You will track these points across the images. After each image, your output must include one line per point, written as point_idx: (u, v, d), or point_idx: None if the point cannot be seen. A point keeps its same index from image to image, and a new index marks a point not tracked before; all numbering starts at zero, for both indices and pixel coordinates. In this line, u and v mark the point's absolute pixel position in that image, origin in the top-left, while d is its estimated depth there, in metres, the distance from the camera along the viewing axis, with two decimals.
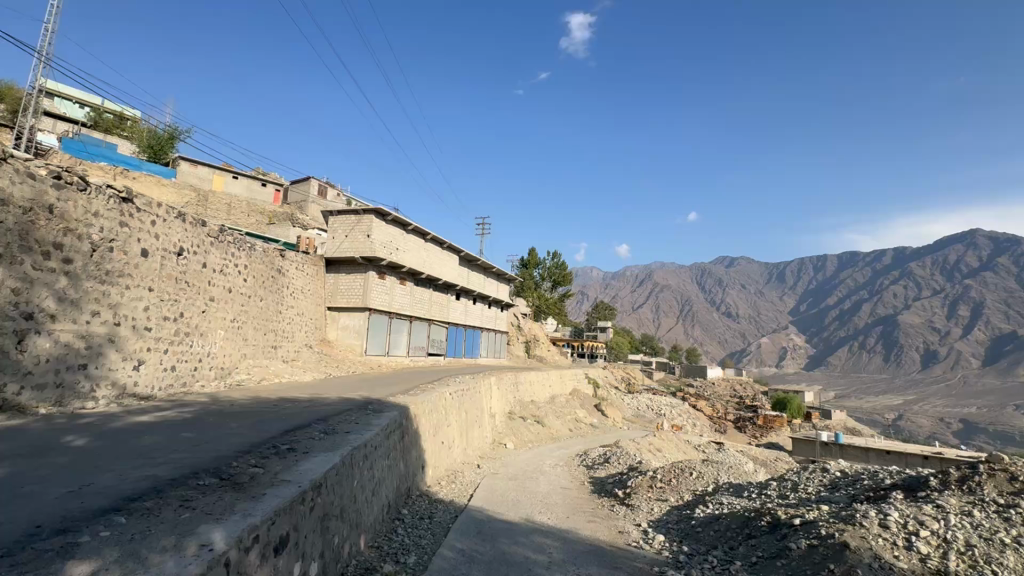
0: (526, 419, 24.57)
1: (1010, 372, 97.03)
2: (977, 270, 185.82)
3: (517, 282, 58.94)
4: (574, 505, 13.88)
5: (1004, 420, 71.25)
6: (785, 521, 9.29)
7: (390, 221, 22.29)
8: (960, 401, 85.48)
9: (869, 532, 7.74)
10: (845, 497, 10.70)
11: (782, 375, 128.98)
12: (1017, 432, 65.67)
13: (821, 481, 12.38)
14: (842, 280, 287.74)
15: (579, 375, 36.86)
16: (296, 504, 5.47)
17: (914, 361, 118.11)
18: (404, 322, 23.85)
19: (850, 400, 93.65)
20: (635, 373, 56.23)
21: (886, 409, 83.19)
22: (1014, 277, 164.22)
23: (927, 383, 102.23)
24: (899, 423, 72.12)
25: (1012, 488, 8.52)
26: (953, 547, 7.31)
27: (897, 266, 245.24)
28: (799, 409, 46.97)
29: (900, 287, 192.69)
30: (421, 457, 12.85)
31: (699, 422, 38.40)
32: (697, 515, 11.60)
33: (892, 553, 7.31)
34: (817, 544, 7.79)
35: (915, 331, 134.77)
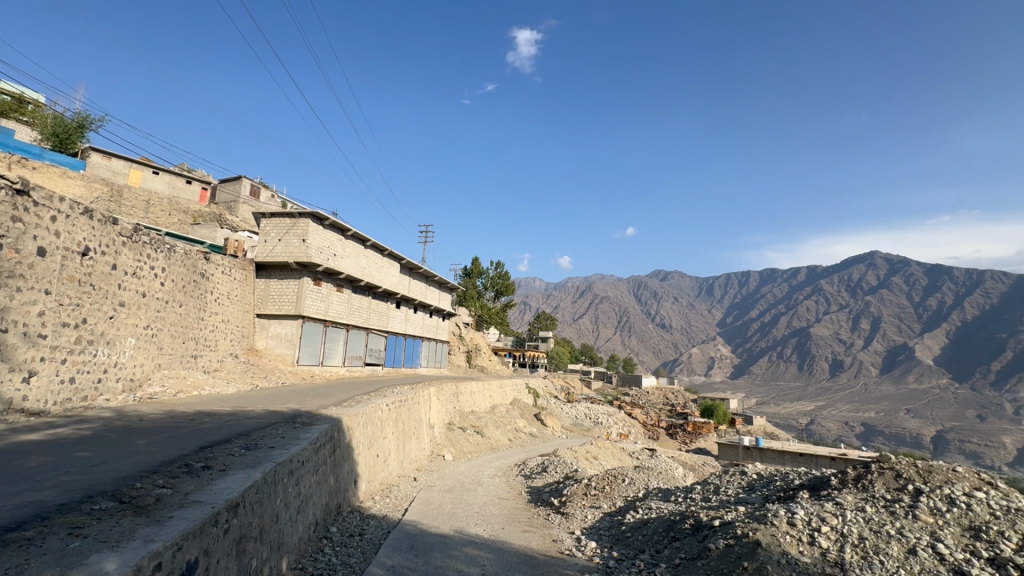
0: (465, 429, 24.36)
1: (902, 380, 108.63)
2: (876, 288, 207.49)
3: (460, 291, 58.69)
4: (510, 515, 13.85)
5: (897, 423, 79.52)
6: (706, 523, 9.79)
7: (328, 225, 21.50)
8: (862, 406, 94.42)
9: (778, 530, 8.33)
10: (760, 497, 11.49)
11: (709, 383, 136.61)
12: (908, 433, 73.36)
13: (741, 483, 13.18)
14: (763, 294, 310.71)
15: (520, 385, 37.11)
16: (207, 526, 5.07)
17: (823, 370, 129.25)
18: (341, 331, 22.97)
19: (769, 407, 100.83)
20: (574, 382, 57.47)
21: (800, 415, 90.15)
22: (905, 295, 184.93)
23: (834, 390, 112.27)
24: (811, 427, 78.59)
25: (897, 484, 9.49)
26: (848, 541, 8.02)
27: (810, 283, 268.31)
28: (724, 416, 49.97)
29: (813, 302, 211.00)
30: (354, 471, 12.37)
31: (634, 429, 39.85)
32: (627, 521, 11.97)
33: (797, 548, 7.97)
34: (733, 543, 8.30)
35: (824, 342, 147.84)
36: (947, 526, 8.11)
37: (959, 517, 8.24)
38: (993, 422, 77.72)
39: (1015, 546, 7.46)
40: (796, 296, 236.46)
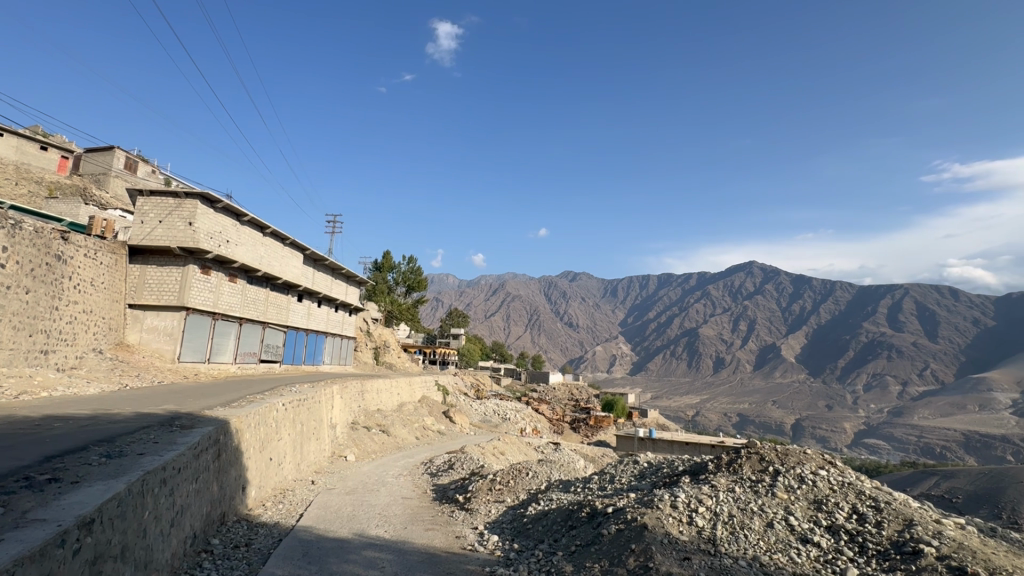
0: (370, 428, 23.45)
1: (771, 375, 123.48)
2: (753, 293, 234.02)
3: (368, 285, 56.42)
4: (414, 515, 13.60)
5: (765, 413, 90.35)
6: (600, 511, 10.37)
7: (221, 208, 19.57)
8: (738, 398, 105.93)
9: (662, 512, 9.07)
10: (648, 484, 12.43)
11: (610, 379, 145.18)
12: (774, 421, 83.64)
13: (633, 472, 14.15)
14: (660, 296, 336.77)
15: (430, 382, 36.59)
16: (50, 548, 4.39)
17: (708, 366, 143.14)
18: (232, 325, 20.98)
19: (662, 400, 109.44)
20: (484, 379, 57.89)
21: (688, 407, 99.00)
22: (775, 301, 210.40)
23: (717, 384, 124.82)
24: (696, 419, 86.55)
25: (761, 465, 10.76)
26: (720, 519, 8.96)
27: (700, 288, 295.44)
28: (622, 410, 53.28)
29: (702, 304, 232.54)
30: (242, 476, 11.40)
31: (540, 424, 41.06)
32: (529, 513, 12.32)
33: (678, 528, 8.74)
34: (623, 528, 8.91)
35: (709, 341, 163.60)
36: (797, 501, 9.35)
37: (807, 492, 9.56)
38: (838, 411, 91.18)
39: (847, 514, 8.82)
40: (688, 298, 259.14)
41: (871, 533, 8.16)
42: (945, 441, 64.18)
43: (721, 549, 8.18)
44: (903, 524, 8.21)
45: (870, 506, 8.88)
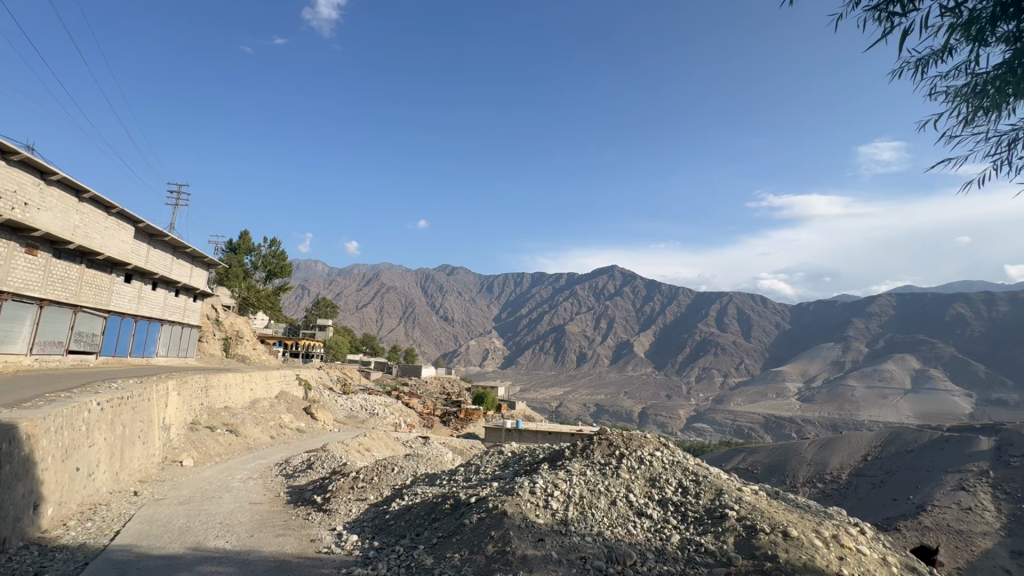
0: (214, 428, 20.83)
1: (624, 369, 136.98)
2: (614, 294, 257.40)
3: (220, 267, 49.90)
4: (263, 521, 12.42)
5: (618, 403, 99.95)
6: (464, 501, 10.57)
7: (15, 162, 15.77)
8: (596, 390, 115.54)
9: (521, 498, 9.59)
10: (510, 472, 13.01)
11: (482, 372, 148.01)
12: (625, 411, 92.89)
13: (498, 461, 14.67)
14: (533, 293, 352.94)
15: (290, 376, 33.65)
16: None
17: (572, 360, 153.71)
18: (29, 308, 17.02)
19: (529, 393, 114.76)
20: (352, 372, 54.94)
21: (552, 399, 105.29)
22: (631, 302, 233.83)
23: (579, 377, 134.77)
24: (560, 410, 92.44)
25: (608, 450, 11.89)
26: (572, 500, 9.73)
27: (568, 287, 316.00)
28: (492, 402, 54.68)
29: (570, 302, 249.03)
30: (34, 492, 9.31)
31: (410, 418, 40.33)
32: (392, 509, 12.05)
33: (535, 513, 9.30)
34: (484, 516, 9.23)
35: (574, 337, 175.71)
36: (636, 480, 10.56)
37: (645, 472, 10.83)
38: (675, 399, 104.54)
39: (674, 488, 10.20)
40: (557, 297, 275.26)
41: (691, 502, 9.53)
42: (752, 424, 77.45)
43: (572, 529, 8.88)
44: (714, 492, 9.74)
45: (692, 480, 10.37)
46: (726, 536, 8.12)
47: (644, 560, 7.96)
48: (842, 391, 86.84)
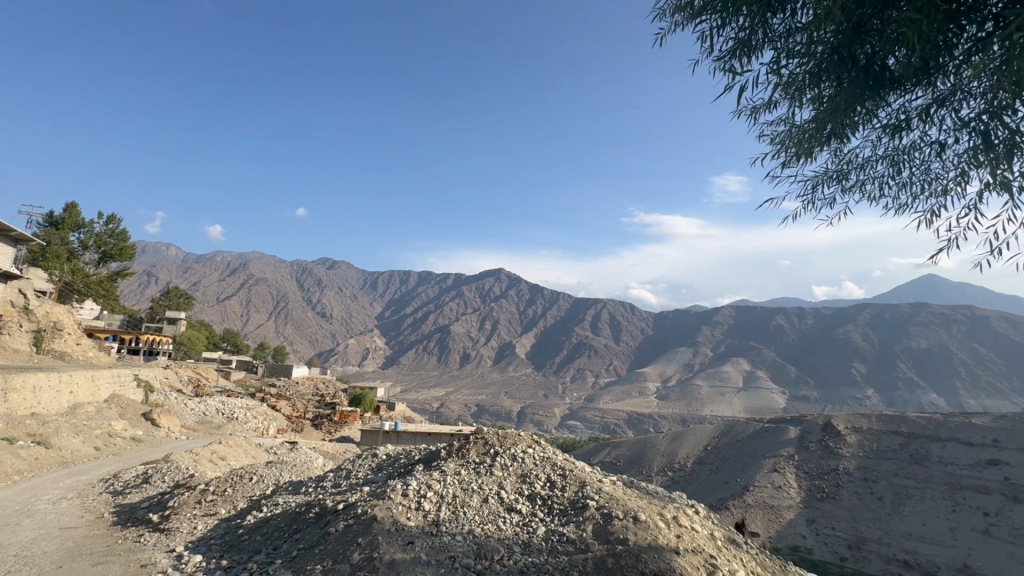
0: (14, 441, 17.00)
1: (505, 370, 140.51)
2: (499, 296, 263.22)
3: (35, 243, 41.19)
4: (78, 548, 10.46)
5: (499, 403, 102.25)
6: (330, 508, 9.98)
7: None
8: (478, 390, 116.92)
9: (393, 502, 9.38)
10: (383, 476, 12.59)
11: (361, 372, 141.18)
12: (505, 410, 95.40)
13: (371, 465, 14.07)
14: (418, 291, 346.45)
15: (127, 377, 28.83)
16: None
17: (454, 361, 153.64)
18: None
19: (410, 394, 112.23)
20: (206, 372, 48.72)
21: (433, 400, 104.13)
22: (515, 304, 241.20)
23: (462, 377, 135.24)
24: (441, 410, 91.85)
25: (483, 449, 12.11)
26: (445, 501, 9.72)
27: (454, 287, 315.96)
28: (370, 404, 52.25)
29: (455, 302, 248.95)
30: None
31: (275, 422, 36.97)
32: (247, 523, 10.92)
33: (406, 516, 9.12)
34: (352, 523, 8.83)
35: (459, 337, 176.06)
36: (508, 476, 10.88)
37: (516, 468, 11.21)
38: (551, 399, 109.92)
39: (543, 483, 10.69)
40: (443, 297, 273.49)
41: (557, 495, 10.07)
42: (617, 420, 84.49)
43: (442, 529, 8.85)
44: (578, 484, 10.40)
45: (559, 474, 10.98)
46: (585, 524, 8.74)
47: (511, 553, 8.20)
48: (691, 390, 98.72)
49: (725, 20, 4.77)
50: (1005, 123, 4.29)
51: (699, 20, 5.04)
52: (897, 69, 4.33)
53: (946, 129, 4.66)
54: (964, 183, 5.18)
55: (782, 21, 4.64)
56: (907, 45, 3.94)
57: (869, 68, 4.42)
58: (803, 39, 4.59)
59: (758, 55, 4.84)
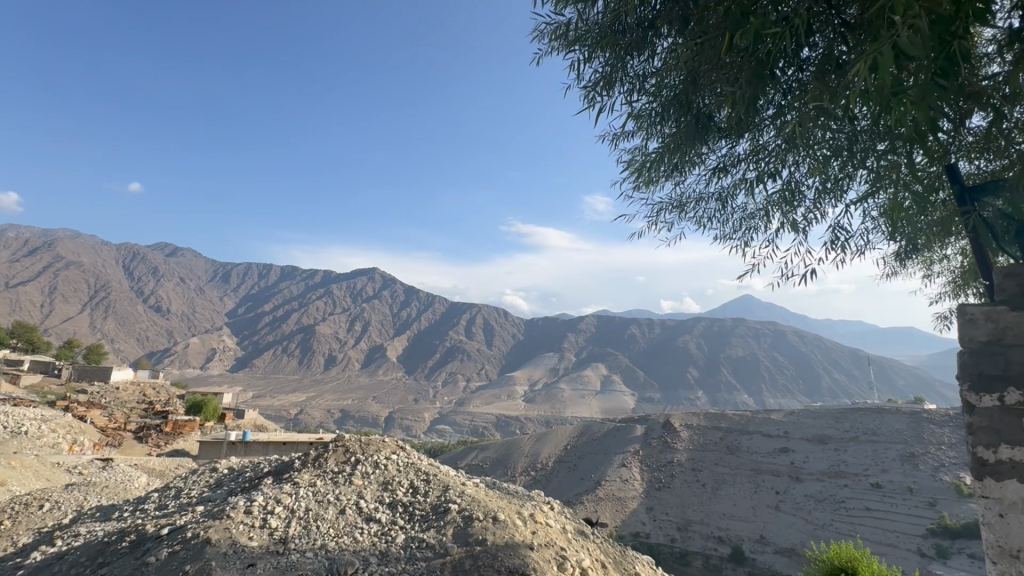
0: None
1: (374, 374, 134.70)
2: (372, 296, 252.38)
3: None
4: None
5: (365, 408, 97.60)
6: (150, 534, 8.59)
7: None
8: (343, 395, 110.31)
9: (232, 522, 8.44)
10: (223, 492, 11.19)
11: (204, 376, 124.15)
12: (372, 415, 91.35)
13: (208, 482, 12.40)
14: (280, 285, 316.19)
15: None
16: None
17: (318, 364, 142.99)
18: None
19: (263, 400, 101.54)
20: None
21: (291, 406, 95.56)
22: (388, 305, 233.25)
23: (326, 381, 126.50)
24: (299, 417, 84.75)
25: (343, 457, 11.46)
26: (295, 516, 8.99)
27: (322, 284, 294.49)
28: (214, 411, 45.90)
29: (323, 300, 232.27)
30: None
31: (84, 435, 30.66)
32: (32, 561, 8.88)
33: (248, 535, 8.25)
34: (179, 549, 7.73)
35: (324, 338, 164.54)
36: (369, 485, 10.40)
37: (378, 476, 10.77)
38: (422, 403, 108.12)
39: (405, 489, 10.38)
40: (309, 294, 253.46)
41: (419, 501, 9.87)
42: (486, 423, 86.27)
43: (290, 546, 8.12)
44: (441, 489, 10.31)
45: (422, 479, 10.78)
46: (446, 529, 8.73)
47: (367, 566, 7.82)
48: (555, 393, 104.80)
49: (591, 54, 5.21)
50: (792, 175, 5.25)
51: (571, 50, 5.45)
52: (721, 122, 5.06)
53: (753, 176, 5.58)
54: (766, 219, 6.23)
55: (639, 64, 5.19)
56: (726, 106, 4.65)
57: (701, 117, 5.10)
58: (654, 82, 5.18)
59: (616, 88, 5.32)
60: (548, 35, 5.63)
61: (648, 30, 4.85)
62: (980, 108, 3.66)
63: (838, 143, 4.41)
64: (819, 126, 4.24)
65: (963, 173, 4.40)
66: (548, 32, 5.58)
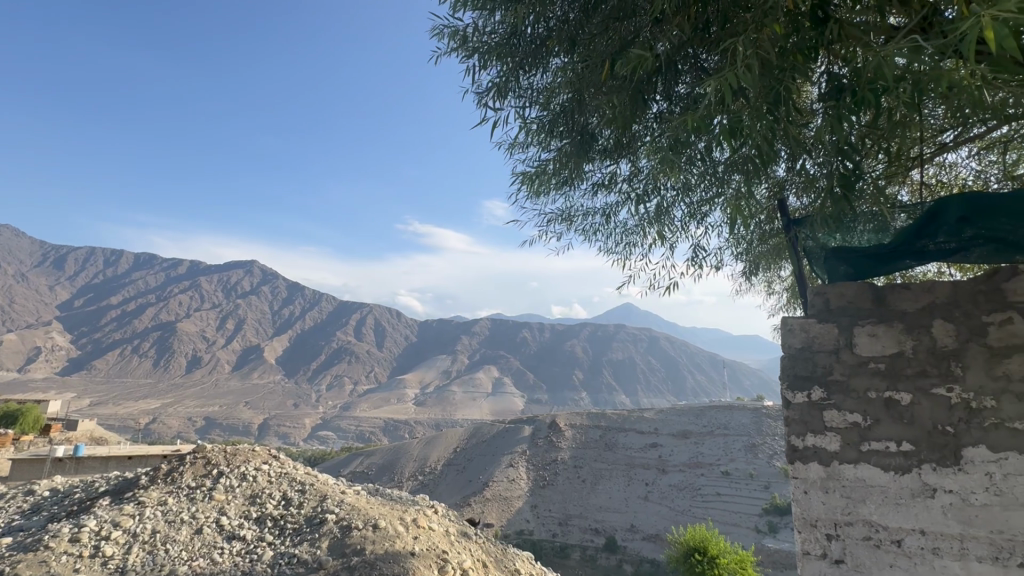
0: None
1: (248, 377, 122.31)
2: (248, 291, 229.51)
3: None
4: None
5: (235, 415, 88.10)
6: None
7: None
8: (208, 401, 98.51)
9: (52, 556, 7.16)
10: (44, 519, 9.40)
11: (21, 381, 102.72)
12: (243, 423, 82.70)
13: (21, 508, 10.28)
14: (132, 275, 273.51)
15: None
16: None
17: (178, 366, 126.04)
18: None
19: (104, 408, 86.83)
20: None
21: (140, 414, 82.92)
22: (267, 302, 213.87)
23: (187, 385, 111.98)
24: (151, 428, 73.82)
25: (203, 470, 10.26)
26: (138, 540, 7.88)
27: (187, 274, 260.66)
28: (35, 423, 38.22)
29: (187, 294, 205.59)
30: None
31: None
32: None
33: (73, 569, 7.05)
34: None
35: (187, 337, 145.74)
36: (233, 500, 9.41)
37: (245, 489, 9.79)
38: (302, 408, 100.52)
39: (276, 502, 9.54)
40: (170, 286, 222.72)
41: (292, 514, 9.14)
42: (373, 428, 82.84)
43: None
44: (318, 500, 9.62)
45: (297, 490, 9.98)
46: (320, 541, 8.20)
47: None
48: (447, 395, 104.09)
49: (487, 61, 5.32)
50: (664, 198, 5.81)
51: (467, 57, 5.54)
52: (604, 141, 5.44)
53: (630, 194, 6.09)
54: (644, 234, 6.76)
55: (531, 80, 5.43)
56: (609, 126, 5.02)
57: (585, 136, 5.44)
58: (544, 93, 5.42)
59: (509, 96, 5.49)
60: (444, 35, 5.66)
61: (541, 46, 5.10)
62: (803, 154, 4.42)
63: (698, 171, 5.01)
64: (684, 154, 4.75)
65: (789, 207, 5.24)
66: (445, 33, 5.59)
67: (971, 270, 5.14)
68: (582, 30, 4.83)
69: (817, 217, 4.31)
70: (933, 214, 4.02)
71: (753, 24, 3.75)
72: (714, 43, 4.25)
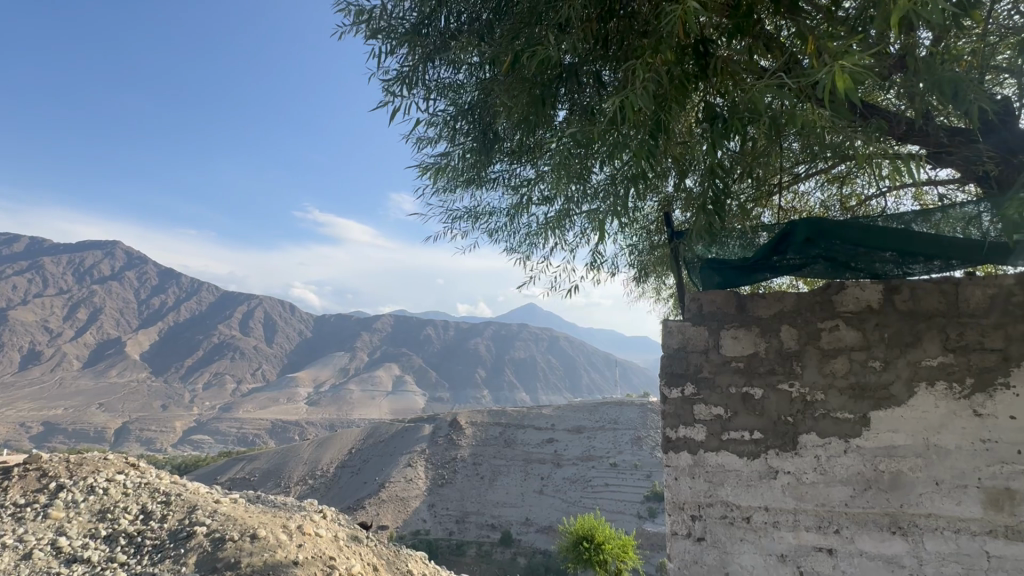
0: None
1: (103, 375, 106.09)
2: (108, 275, 199.25)
3: None
4: None
5: (85, 418, 75.93)
6: None
7: None
8: (48, 403, 83.77)
9: None
10: None
11: None
12: (95, 428, 71.50)
13: None
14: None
15: None
16: None
17: (9, 361, 105.73)
18: None
19: None
20: None
21: None
22: (133, 289, 187.41)
23: (20, 385, 94.25)
24: None
25: (37, 485, 8.75)
26: None
27: (26, 253, 219.45)
28: None
29: (24, 276, 173.08)
30: None
31: None
32: None
33: None
34: None
35: (23, 327, 122.93)
36: (76, 517, 8.13)
37: (92, 504, 8.46)
38: (172, 409, 89.49)
39: (133, 517, 8.34)
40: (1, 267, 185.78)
41: (152, 529, 8.06)
42: (258, 431, 76.38)
43: None
44: (185, 510, 8.56)
45: (160, 502, 8.79)
46: (187, 557, 7.37)
47: None
48: (343, 395, 99.04)
49: (393, 47, 5.18)
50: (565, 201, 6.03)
51: (373, 40, 5.33)
52: (509, 144, 5.53)
53: (534, 196, 6.25)
54: (545, 236, 6.96)
55: (438, 74, 5.36)
56: (514, 127, 5.11)
57: (492, 135, 5.49)
58: (453, 89, 5.40)
59: (416, 85, 5.35)
60: (349, 14, 5.37)
61: (450, 40, 5.05)
62: (686, 175, 4.87)
63: (593, 180, 5.29)
64: (583, 164, 4.99)
65: (674, 221, 5.74)
66: (350, 12, 5.33)
67: (812, 285, 6.00)
68: (492, 31, 4.87)
69: (696, 230, 4.76)
70: (787, 235, 4.62)
71: (648, 50, 4.04)
72: (613, 59, 4.52)
